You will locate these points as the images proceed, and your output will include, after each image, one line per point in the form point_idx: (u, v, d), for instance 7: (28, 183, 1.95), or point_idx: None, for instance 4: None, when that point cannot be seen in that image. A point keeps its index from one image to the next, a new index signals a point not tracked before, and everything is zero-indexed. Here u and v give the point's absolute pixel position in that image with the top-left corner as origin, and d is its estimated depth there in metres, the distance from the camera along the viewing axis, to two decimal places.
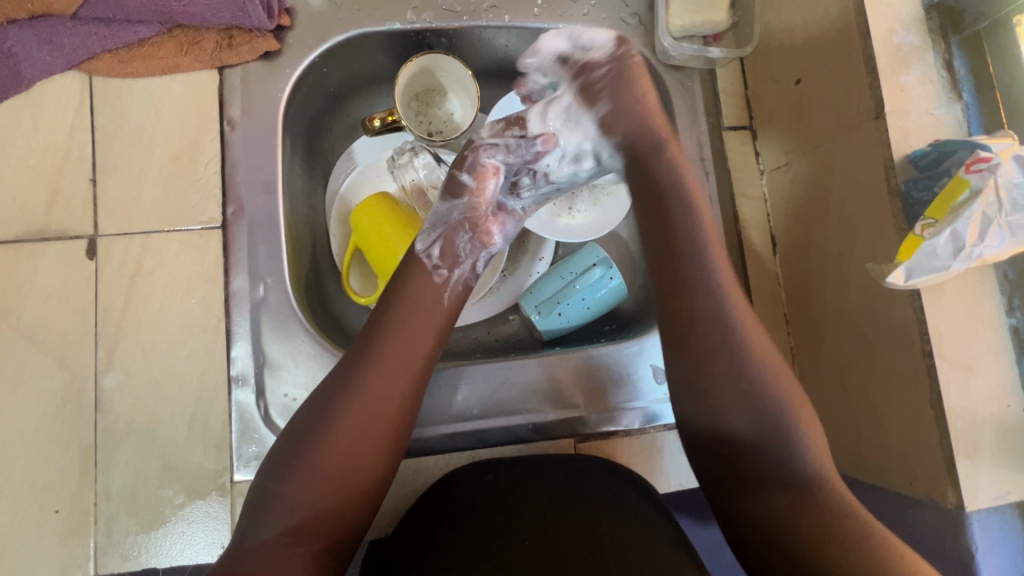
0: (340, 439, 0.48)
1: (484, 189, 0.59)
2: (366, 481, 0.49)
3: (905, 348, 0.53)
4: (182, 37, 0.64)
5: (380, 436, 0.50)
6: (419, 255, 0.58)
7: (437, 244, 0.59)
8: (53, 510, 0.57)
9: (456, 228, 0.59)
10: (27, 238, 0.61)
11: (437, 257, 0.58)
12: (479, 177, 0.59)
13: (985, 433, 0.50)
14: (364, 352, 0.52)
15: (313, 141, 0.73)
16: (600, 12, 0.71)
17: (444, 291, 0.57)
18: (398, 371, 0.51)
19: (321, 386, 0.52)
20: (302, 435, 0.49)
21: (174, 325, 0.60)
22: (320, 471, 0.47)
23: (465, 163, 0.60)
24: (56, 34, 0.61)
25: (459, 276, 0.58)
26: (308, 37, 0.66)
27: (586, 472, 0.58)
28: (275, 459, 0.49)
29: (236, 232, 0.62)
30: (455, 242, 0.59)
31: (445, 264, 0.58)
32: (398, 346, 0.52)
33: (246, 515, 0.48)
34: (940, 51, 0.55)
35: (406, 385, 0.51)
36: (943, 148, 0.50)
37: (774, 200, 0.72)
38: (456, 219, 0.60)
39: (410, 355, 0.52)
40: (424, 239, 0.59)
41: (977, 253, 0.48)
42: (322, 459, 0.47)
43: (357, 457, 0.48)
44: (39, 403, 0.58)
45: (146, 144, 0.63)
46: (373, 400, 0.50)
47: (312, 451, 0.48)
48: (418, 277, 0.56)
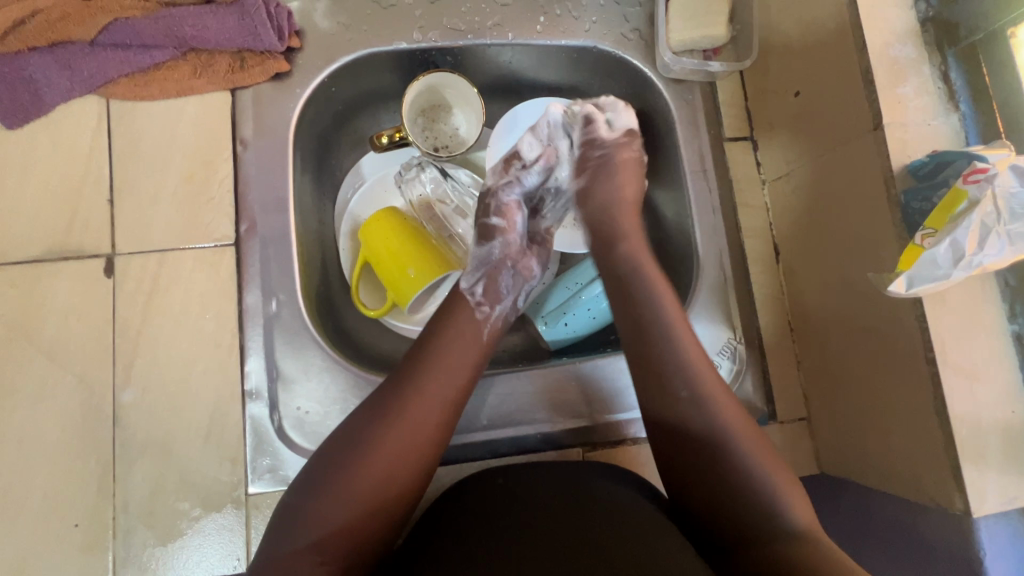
0: (379, 457, 0.50)
1: (513, 224, 0.66)
2: (400, 500, 0.50)
3: (909, 355, 0.54)
4: (196, 60, 0.66)
5: (419, 458, 0.51)
6: (464, 294, 0.62)
7: (480, 282, 0.63)
8: (72, 524, 0.58)
9: (497, 267, 0.64)
10: (47, 258, 0.62)
11: (481, 294, 0.62)
12: (505, 216, 0.65)
13: (990, 438, 0.51)
14: (408, 374, 0.54)
15: (323, 158, 0.74)
16: (601, 28, 0.73)
17: (484, 324, 0.60)
18: (440, 395, 0.53)
19: (360, 406, 0.53)
20: (340, 453, 0.50)
21: (189, 340, 0.62)
22: (357, 487, 0.49)
23: (490, 208, 0.66)
24: (75, 60, 0.63)
25: (501, 312, 0.62)
26: (317, 58, 0.68)
27: (591, 476, 0.60)
28: (307, 475, 0.50)
29: (249, 248, 0.63)
30: (497, 280, 0.63)
31: (488, 301, 0.61)
32: (442, 371, 0.54)
33: (273, 527, 0.49)
34: (936, 63, 0.56)
35: (447, 410, 0.53)
36: (941, 159, 0.51)
37: (776, 210, 0.73)
38: (495, 257, 0.64)
39: (448, 383, 0.54)
40: (467, 278, 0.63)
41: (977, 262, 0.48)
42: (360, 476, 0.49)
43: (390, 477, 0.50)
44: (58, 419, 0.59)
45: (162, 164, 0.65)
46: (416, 420, 0.52)
47: (350, 468, 0.49)
48: (461, 310, 0.59)
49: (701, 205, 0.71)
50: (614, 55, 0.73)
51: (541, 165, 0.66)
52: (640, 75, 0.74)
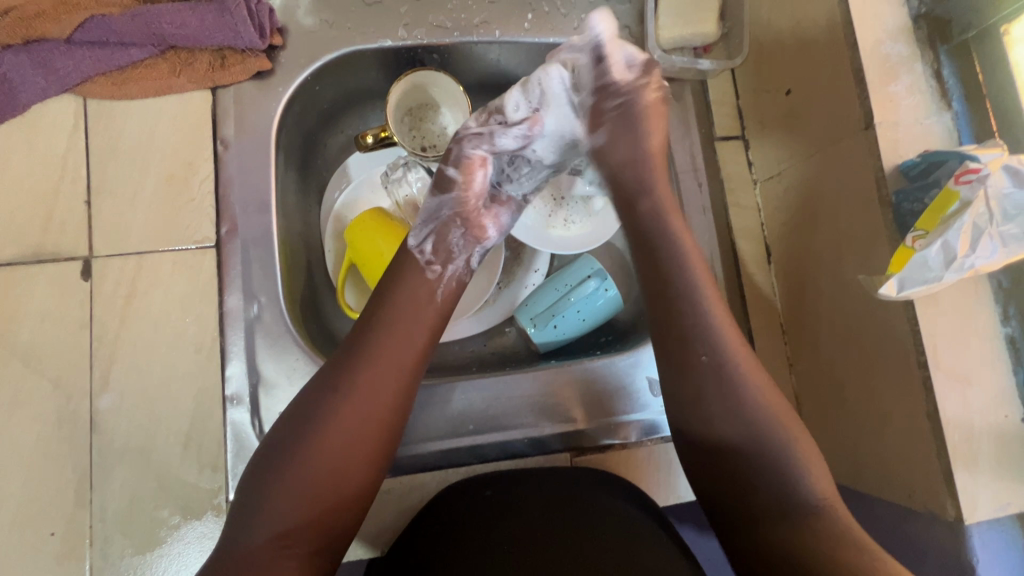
0: (330, 438, 0.49)
1: (475, 181, 0.62)
2: (357, 480, 0.49)
3: (901, 358, 0.53)
4: (175, 58, 0.65)
5: (372, 436, 0.50)
6: (412, 251, 0.59)
7: (430, 238, 0.61)
8: (48, 532, 0.57)
9: (447, 223, 0.62)
10: (23, 260, 0.61)
11: (430, 252, 0.60)
12: (467, 171, 0.61)
13: (983, 443, 0.50)
14: (355, 353, 0.52)
15: (307, 158, 0.73)
16: (591, 25, 0.72)
17: (438, 290, 0.58)
18: (392, 369, 0.52)
19: (307, 388, 0.52)
20: (289, 438, 0.49)
21: (168, 345, 0.61)
22: (308, 474, 0.48)
23: (450, 156, 0.61)
24: (50, 58, 0.62)
25: (452, 272, 0.60)
26: (300, 55, 0.66)
27: (581, 483, 0.58)
28: (258, 465, 0.49)
29: (229, 250, 0.62)
30: (447, 237, 0.61)
31: (439, 260, 0.60)
32: (391, 346, 0.53)
33: (232, 520, 0.48)
34: (928, 60, 0.55)
35: (399, 385, 0.52)
36: (933, 158, 0.50)
37: (767, 210, 0.72)
38: (448, 212, 0.62)
39: (398, 356, 0.53)
40: (415, 235, 0.61)
41: (969, 264, 0.47)
42: (312, 459, 0.48)
43: (345, 457, 0.49)
44: (35, 425, 0.58)
45: (141, 165, 0.64)
46: (366, 399, 0.50)
47: (300, 453, 0.48)
48: (410, 279, 0.58)
49: (692, 205, 0.70)
50: None
51: (521, 128, 0.60)
52: None
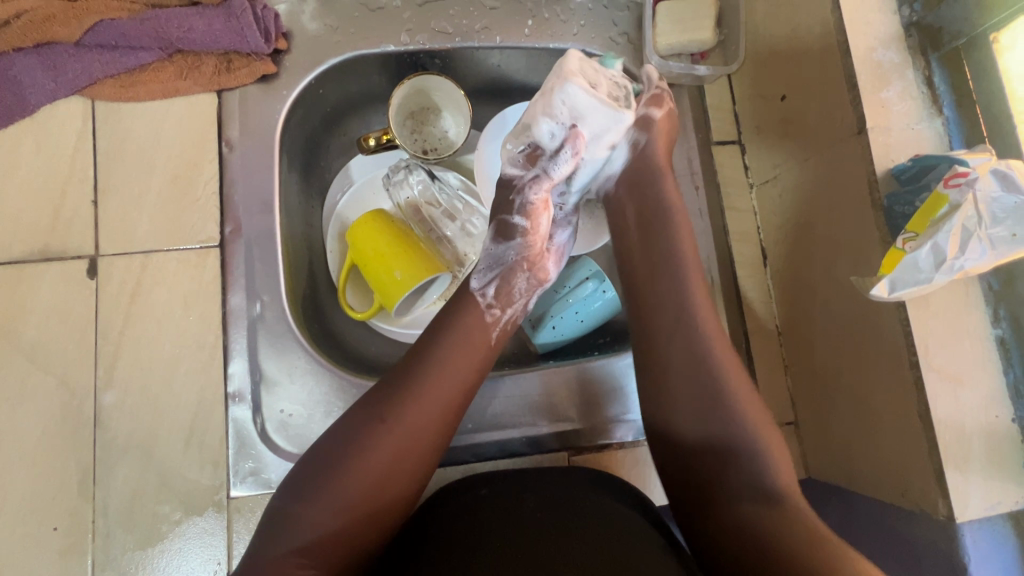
0: (370, 458, 0.50)
1: (539, 224, 0.62)
2: (391, 504, 0.51)
3: (893, 359, 0.54)
4: (182, 61, 0.66)
5: (414, 461, 0.52)
6: (474, 294, 0.60)
7: (493, 283, 0.61)
8: (51, 527, 0.57)
9: (514, 268, 0.62)
10: (31, 258, 0.62)
11: (492, 296, 0.61)
12: (531, 215, 0.62)
13: (973, 443, 0.51)
14: (407, 376, 0.54)
15: (310, 160, 0.75)
16: (590, 31, 0.73)
17: (493, 328, 0.60)
18: (442, 401, 0.53)
19: (355, 407, 0.54)
20: (331, 456, 0.50)
21: (172, 342, 0.61)
22: (346, 493, 0.49)
23: (514, 206, 0.62)
24: (60, 61, 0.63)
25: (510, 316, 0.62)
26: (304, 59, 0.68)
27: (578, 487, 0.58)
28: (296, 480, 0.50)
29: (233, 250, 0.63)
30: (512, 282, 0.62)
31: (498, 304, 0.61)
32: (443, 374, 0.54)
33: (261, 529, 0.49)
34: (919, 67, 0.57)
35: (446, 413, 0.53)
36: (924, 163, 0.51)
37: (763, 214, 0.73)
38: (513, 258, 0.62)
39: (451, 389, 0.54)
40: (479, 277, 0.62)
41: (958, 266, 0.48)
42: (350, 477, 0.49)
43: (385, 482, 0.50)
44: (40, 420, 0.59)
45: (147, 165, 0.65)
46: (413, 423, 0.52)
47: (340, 472, 0.49)
48: (470, 313, 0.59)
49: (689, 208, 0.71)
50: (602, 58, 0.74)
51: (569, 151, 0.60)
52: (629, 78, 0.74)
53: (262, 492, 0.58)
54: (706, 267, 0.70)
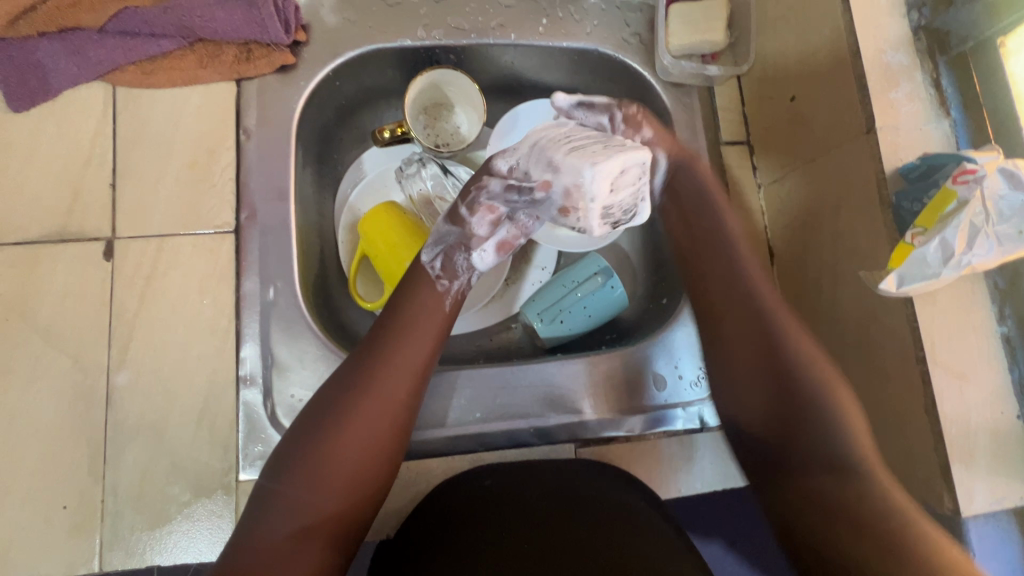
0: (347, 434, 0.52)
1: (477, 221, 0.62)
2: (370, 476, 0.52)
3: (901, 356, 0.54)
4: (203, 50, 0.67)
5: (387, 431, 0.54)
6: (425, 266, 0.63)
7: (441, 257, 0.63)
8: (60, 506, 0.57)
9: (459, 245, 0.63)
10: (47, 239, 0.62)
11: (440, 268, 0.62)
12: (473, 212, 0.62)
13: (979, 439, 0.51)
14: (370, 354, 0.56)
15: (325, 151, 0.76)
16: (602, 31, 0.75)
17: (445, 300, 0.62)
18: (404, 373, 0.56)
19: (325, 387, 0.55)
20: (309, 434, 0.52)
21: (186, 325, 0.62)
22: (324, 473, 0.50)
23: (469, 197, 0.63)
24: (83, 47, 0.64)
25: (458, 287, 0.63)
26: (322, 52, 0.69)
27: (584, 480, 0.59)
28: (275, 466, 0.52)
29: (248, 236, 0.64)
30: (458, 256, 0.63)
31: (447, 275, 0.63)
32: (403, 351, 0.56)
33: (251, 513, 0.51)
34: (928, 70, 0.58)
35: (410, 387, 0.56)
36: (932, 162, 0.52)
37: (771, 213, 0.74)
38: (453, 238, 0.63)
39: (411, 362, 0.56)
40: (430, 250, 0.63)
41: (966, 261, 0.49)
42: (331, 453, 0.51)
43: (359, 457, 0.52)
44: (52, 399, 0.59)
45: (165, 150, 0.65)
46: (383, 395, 0.54)
47: (314, 454, 0.51)
48: (421, 287, 0.61)
49: None
50: (614, 58, 0.76)
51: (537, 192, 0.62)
52: (639, 77, 0.76)
53: None
54: None
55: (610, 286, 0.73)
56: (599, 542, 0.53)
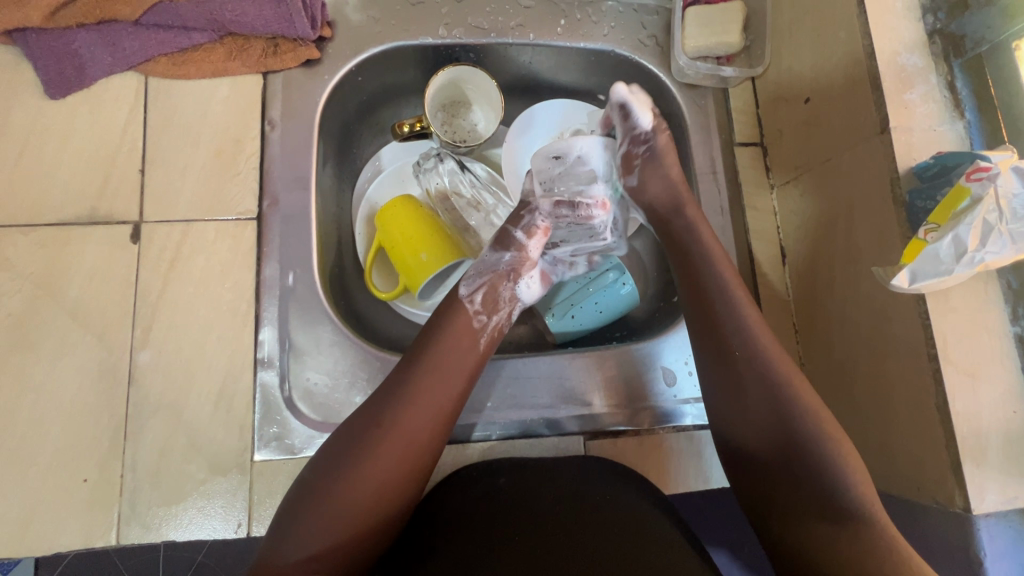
0: (375, 466, 0.51)
1: (532, 245, 0.67)
2: (391, 507, 0.52)
3: (912, 355, 0.55)
4: (232, 43, 0.69)
5: (413, 466, 0.53)
6: (462, 301, 0.63)
7: (481, 290, 0.64)
8: (81, 479, 0.58)
9: (501, 277, 0.66)
10: (77, 221, 0.64)
11: (479, 303, 0.63)
12: (530, 236, 0.67)
13: (991, 438, 0.51)
14: (406, 383, 0.55)
15: (346, 144, 0.78)
16: (619, 33, 0.77)
17: (480, 335, 0.61)
18: (435, 405, 0.55)
19: (355, 414, 0.55)
20: (336, 460, 0.52)
21: (207, 308, 0.64)
22: (346, 503, 0.50)
23: (521, 222, 0.68)
24: (119, 39, 0.66)
25: (497, 322, 0.64)
26: (347, 48, 0.72)
27: (594, 475, 0.60)
28: (300, 491, 0.51)
29: (270, 223, 0.66)
30: (498, 289, 0.65)
31: (485, 310, 0.63)
32: (435, 382, 0.56)
33: (274, 527, 0.51)
34: (942, 71, 0.59)
35: (439, 418, 0.55)
36: (946, 161, 0.53)
37: (783, 214, 0.74)
38: (502, 267, 0.66)
39: (443, 393, 0.56)
40: (468, 284, 0.64)
41: (979, 258, 0.49)
42: (357, 483, 0.50)
43: (384, 488, 0.51)
44: (76, 376, 0.60)
45: (193, 139, 0.67)
46: (412, 429, 0.53)
47: (339, 482, 0.50)
48: (459, 320, 0.61)
49: (708, 206, 0.75)
50: (629, 59, 0.78)
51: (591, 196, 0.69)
52: (654, 78, 0.78)
53: (285, 457, 0.61)
54: None
55: (620, 282, 0.74)
56: (610, 551, 0.53)
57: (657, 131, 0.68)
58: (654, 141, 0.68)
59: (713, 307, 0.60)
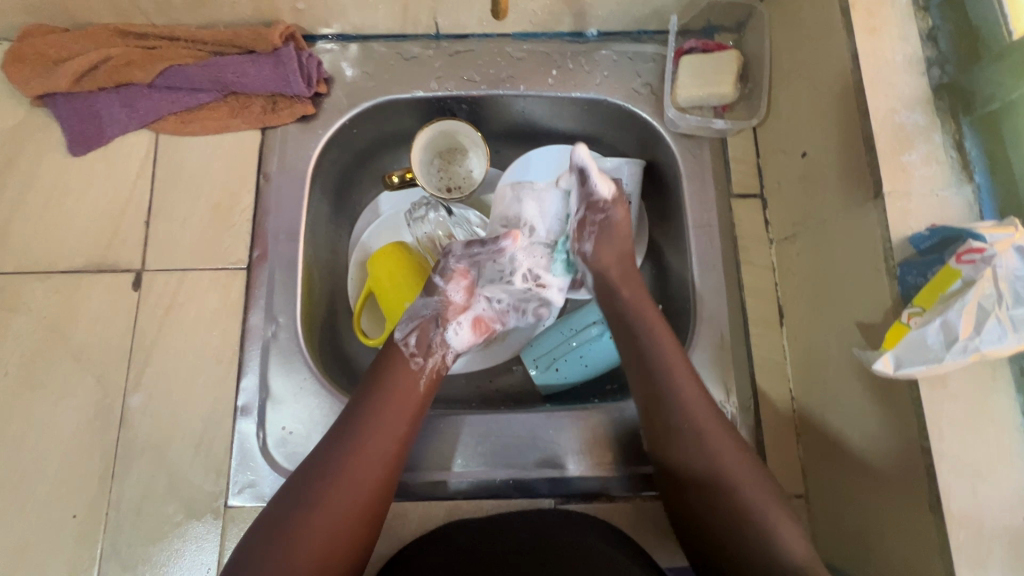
0: (320, 519, 0.51)
1: (452, 290, 0.67)
2: (342, 558, 0.52)
3: (905, 444, 0.50)
4: (235, 101, 0.73)
5: (357, 517, 0.53)
6: (397, 344, 0.63)
7: (413, 333, 0.64)
8: (71, 514, 0.62)
9: (429, 321, 0.65)
10: (87, 269, 0.69)
11: (413, 345, 0.63)
12: (448, 281, 0.67)
13: (995, 546, 0.45)
14: (349, 434, 0.56)
15: (343, 192, 0.80)
16: (612, 82, 0.76)
17: (419, 378, 0.62)
18: (375, 452, 0.56)
19: (302, 467, 0.56)
20: (283, 512, 0.52)
21: (195, 354, 0.67)
22: (295, 561, 0.49)
23: (438, 267, 0.68)
24: (133, 100, 0.72)
25: (434, 364, 0.63)
26: (341, 103, 0.75)
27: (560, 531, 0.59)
28: (250, 547, 0.51)
29: (258, 274, 0.69)
30: (430, 333, 0.65)
31: (421, 353, 0.63)
32: (373, 431, 0.57)
33: None
34: (949, 130, 0.54)
35: (381, 465, 0.56)
36: (945, 233, 0.48)
37: (782, 271, 0.70)
38: (428, 312, 0.66)
39: (383, 439, 0.57)
40: (402, 328, 0.64)
41: (974, 347, 0.44)
42: (302, 536, 0.50)
43: (332, 540, 0.51)
44: (75, 415, 0.65)
45: (194, 192, 0.72)
46: (356, 479, 0.54)
47: (286, 539, 0.50)
48: (394, 366, 0.62)
49: (701, 260, 0.71)
50: (623, 108, 0.76)
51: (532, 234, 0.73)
52: (649, 127, 0.76)
53: (256, 504, 0.62)
54: (716, 322, 0.69)
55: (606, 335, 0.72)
56: None
57: (619, 201, 0.68)
58: (613, 209, 0.68)
59: (678, 378, 0.58)
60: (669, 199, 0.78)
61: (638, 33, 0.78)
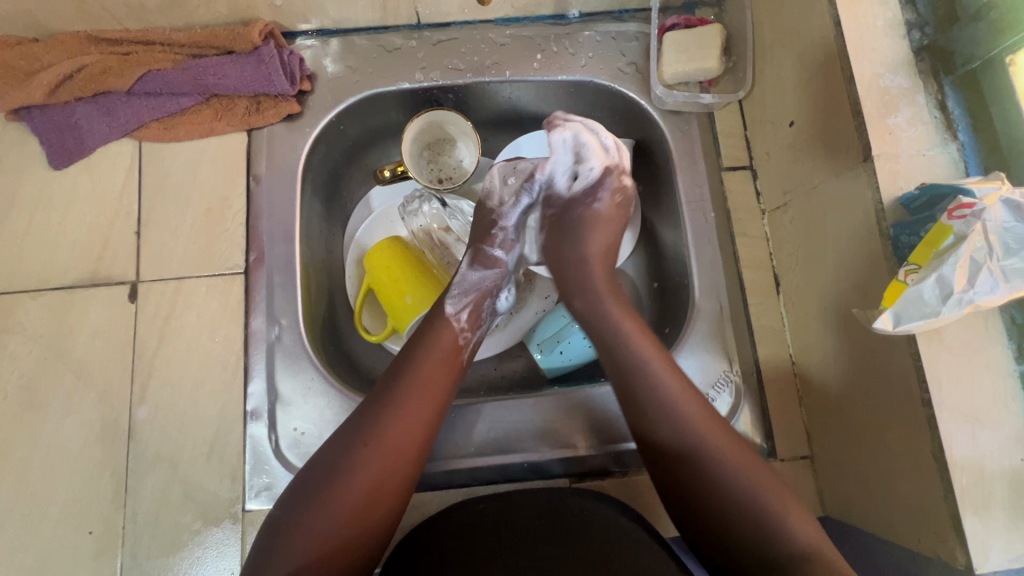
0: (366, 469, 0.53)
1: (506, 258, 0.70)
2: (387, 504, 0.53)
3: (907, 398, 0.51)
4: (218, 104, 0.72)
5: (403, 469, 0.55)
6: (449, 318, 0.64)
7: (466, 308, 0.66)
8: (87, 531, 0.62)
9: (484, 294, 0.68)
10: (80, 284, 0.68)
11: (464, 320, 0.65)
12: (506, 251, 0.70)
13: (996, 487, 0.47)
14: (389, 401, 0.57)
15: (334, 190, 0.80)
16: (598, 63, 0.76)
17: (463, 351, 0.63)
18: (421, 410, 0.57)
19: (339, 432, 0.56)
20: (330, 468, 0.53)
21: (199, 361, 0.66)
22: (342, 505, 0.51)
23: (494, 239, 0.70)
24: (113, 108, 0.70)
25: (481, 337, 0.66)
26: (327, 99, 0.74)
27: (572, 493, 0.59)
28: (297, 491, 0.53)
29: (256, 277, 0.68)
30: (482, 306, 0.67)
31: (469, 327, 0.65)
32: (422, 389, 0.58)
33: (262, 539, 0.51)
34: (932, 91, 0.55)
35: (428, 423, 0.57)
36: (932, 192, 0.49)
37: (776, 240, 0.71)
38: (485, 285, 0.68)
39: (431, 399, 0.58)
40: (454, 303, 0.66)
41: (968, 299, 0.46)
42: (349, 492, 0.52)
43: (377, 489, 0.53)
44: (81, 432, 0.64)
45: (184, 199, 0.71)
46: (402, 433, 0.55)
47: (332, 487, 0.52)
48: (442, 337, 0.62)
49: (699, 235, 0.72)
50: (609, 88, 0.76)
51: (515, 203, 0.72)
52: (636, 106, 0.76)
53: None
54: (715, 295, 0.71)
55: None
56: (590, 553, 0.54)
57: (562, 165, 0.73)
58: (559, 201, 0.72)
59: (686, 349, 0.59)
60: (660, 177, 0.79)
61: (620, 12, 0.78)
